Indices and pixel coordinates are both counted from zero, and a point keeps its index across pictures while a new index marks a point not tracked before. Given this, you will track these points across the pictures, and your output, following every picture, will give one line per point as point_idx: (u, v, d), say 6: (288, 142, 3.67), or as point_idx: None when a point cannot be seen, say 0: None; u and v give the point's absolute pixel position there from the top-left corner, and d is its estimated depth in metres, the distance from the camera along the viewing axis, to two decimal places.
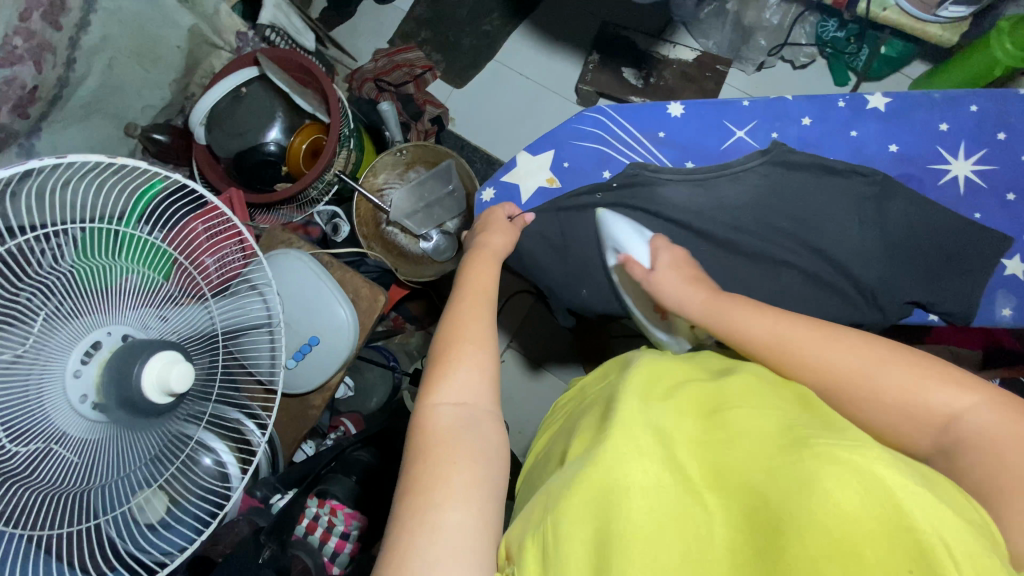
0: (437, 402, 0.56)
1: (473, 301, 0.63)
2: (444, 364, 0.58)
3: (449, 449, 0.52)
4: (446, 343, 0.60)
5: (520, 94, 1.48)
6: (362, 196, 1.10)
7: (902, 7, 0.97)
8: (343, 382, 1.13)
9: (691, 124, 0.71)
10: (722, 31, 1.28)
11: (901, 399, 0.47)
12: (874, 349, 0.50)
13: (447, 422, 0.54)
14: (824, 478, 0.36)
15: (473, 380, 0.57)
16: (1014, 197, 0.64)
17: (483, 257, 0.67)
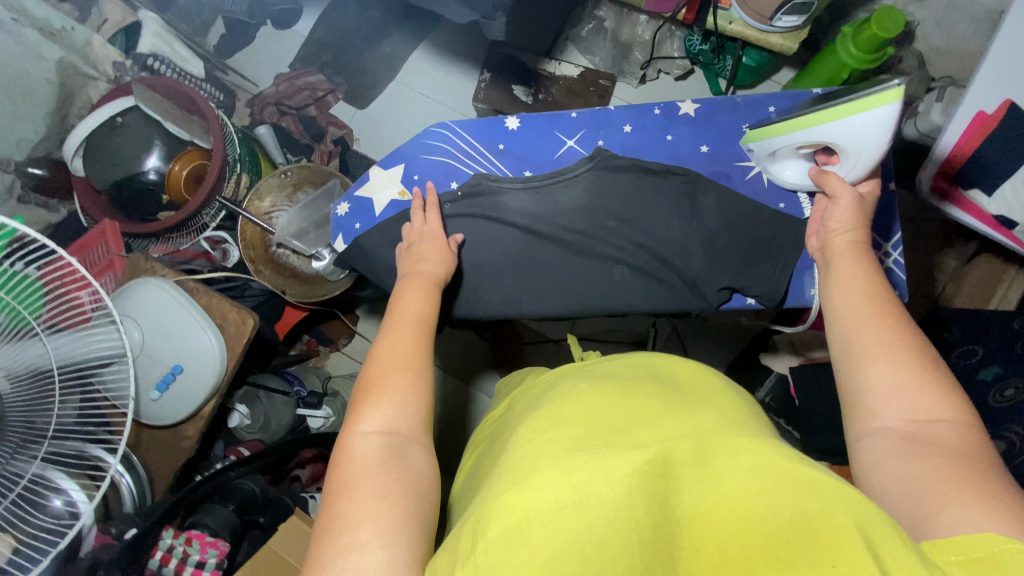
0: (362, 430, 0.47)
1: (403, 326, 0.56)
2: (372, 390, 0.50)
3: (380, 482, 0.43)
4: (372, 372, 0.51)
5: (421, 112, 1.50)
6: (247, 220, 1.10)
7: (744, 20, 1.04)
8: (237, 409, 1.11)
9: (527, 135, 0.75)
10: (604, 48, 1.35)
11: (896, 381, 0.47)
12: (923, 364, 0.47)
13: (371, 453, 0.45)
14: (764, 481, 0.35)
15: (408, 407, 0.49)
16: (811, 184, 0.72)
17: (419, 285, 0.61)
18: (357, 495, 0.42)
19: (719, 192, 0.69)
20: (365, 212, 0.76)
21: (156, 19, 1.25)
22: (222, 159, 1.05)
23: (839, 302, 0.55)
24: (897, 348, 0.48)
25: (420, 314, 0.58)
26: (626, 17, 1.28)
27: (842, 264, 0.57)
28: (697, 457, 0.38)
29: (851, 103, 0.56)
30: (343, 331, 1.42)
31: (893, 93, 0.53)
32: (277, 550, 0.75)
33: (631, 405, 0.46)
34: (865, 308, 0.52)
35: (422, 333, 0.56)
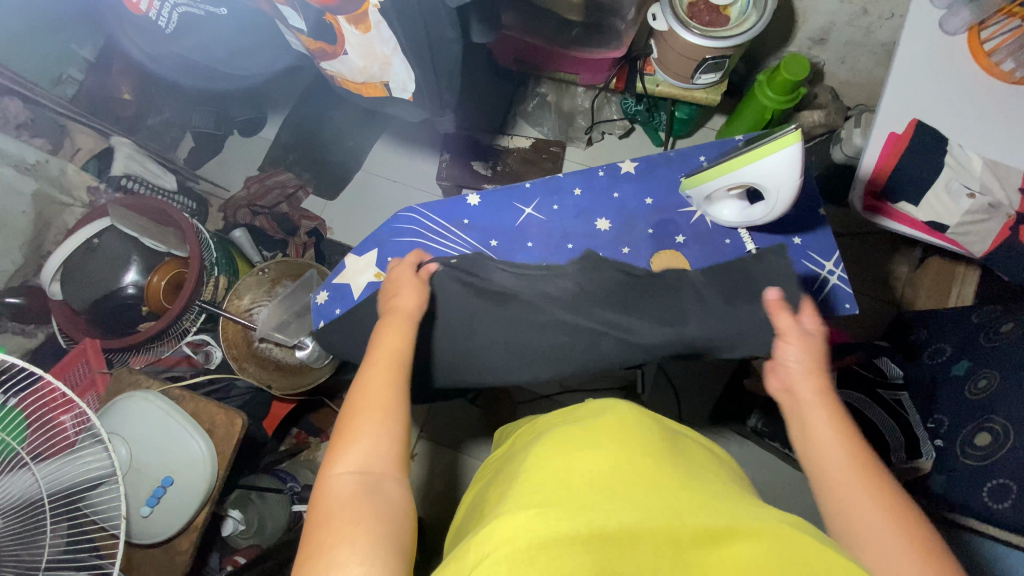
0: (337, 468, 0.49)
1: (381, 364, 0.57)
2: (350, 426, 0.52)
3: (353, 514, 0.45)
4: (350, 410, 0.53)
5: (390, 196, 1.58)
6: (228, 319, 1.12)
7: (669, 81, 1.16)
8: (230, 515, 1.07)
9: (488, 208, 0.81)
10: (551, 119, 1.46)
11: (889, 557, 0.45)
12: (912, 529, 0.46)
13: (347, 491, 0.47)
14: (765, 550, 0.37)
15: (383, 442, 0.51)
16: None
17: (395, 323, 0.63)
18: (335, 525, 0.44)
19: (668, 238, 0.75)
20: (343, 298, 0.80)
21: (127, 142, 1.32)
22: (199, 264, 1.09)
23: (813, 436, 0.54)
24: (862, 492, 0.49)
25: (399, 351, 0.60)
26: (565, 90, 1.41)
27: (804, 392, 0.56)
28: (696, 517, 0.41)
29: (762, 145, 0.62)
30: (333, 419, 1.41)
31: (791, 136, 0.60)
32: None
33: (638, 458, 0.48)
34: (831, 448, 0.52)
35: (403, 371, 0.57)
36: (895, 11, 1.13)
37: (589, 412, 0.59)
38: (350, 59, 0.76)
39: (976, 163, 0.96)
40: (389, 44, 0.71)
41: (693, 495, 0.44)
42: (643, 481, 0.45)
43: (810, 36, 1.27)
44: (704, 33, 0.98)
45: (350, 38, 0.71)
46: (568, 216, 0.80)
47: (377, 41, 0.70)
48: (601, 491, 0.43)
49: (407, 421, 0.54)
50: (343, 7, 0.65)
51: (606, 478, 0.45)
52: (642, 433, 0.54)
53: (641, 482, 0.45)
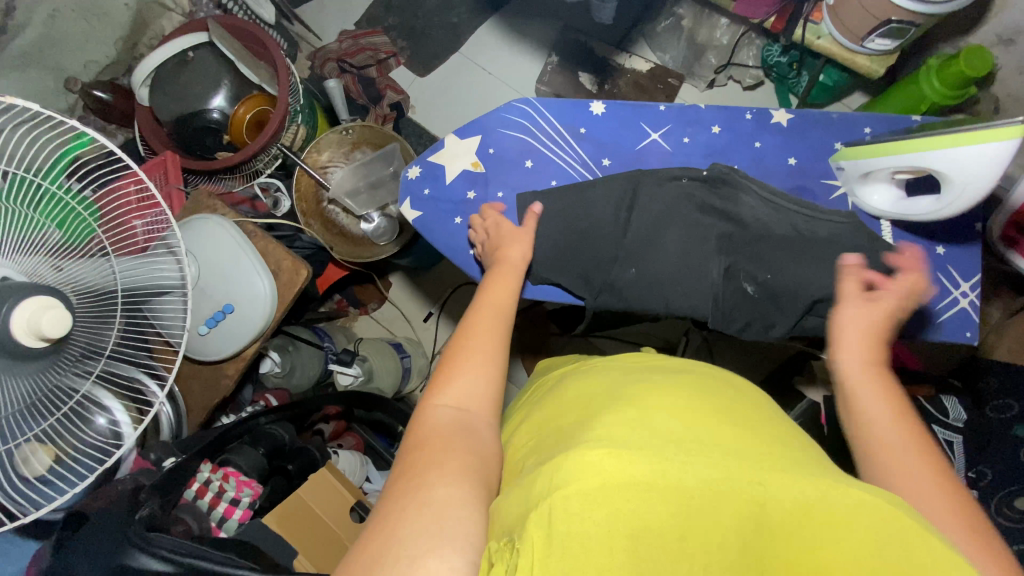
0: (438, 402, 0.51)
1: (484, 312, 0.59)
2: (451, 366, 0.54)
3: (447, 445, 0.46)
4: (454, 349, 0.55)
5: (477, 89, 1.45)
6: (304, 171, 1.11)
7: (834, 36, 1.01)
8: (270, 356, 1.12)
9: (611, 123, 0.75)
10: (677, 47, 1.31)
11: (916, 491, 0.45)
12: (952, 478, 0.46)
13: (445, 422, 0.49)
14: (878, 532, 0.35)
15: (479, 386, 0.52)
16: None
17: (506, 268, 0.64)
18: (429, 454, 0.46)
19: (797, 212, 0.69)
20: (435, 178, 0.77)
21: None
22: (285, 109, 1.04)
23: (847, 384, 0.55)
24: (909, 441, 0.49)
25: (503, 302, 0.61)
26: (705, 18, 1.26)
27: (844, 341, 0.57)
28: (790, 481, 0.38)
29: (967, 133, 0.55)
30: (374, 296, 1.45)
31: (1018, 129, 0.52)
32: (307, 500, 0.74)
33: (699, 407, 0.46)
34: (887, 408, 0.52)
35: (506, 324, 0.59)
36: None
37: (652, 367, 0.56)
38: None
39: None
40: None
41: (780, 461, 0.40)
42: (714, 433, 0.43)
43: (998, 32, 1.06)
44: None
45: None
46: (695, 153, 0.73)
47: None
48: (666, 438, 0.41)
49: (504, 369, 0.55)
50: None
51: (678, 427, 0.42)
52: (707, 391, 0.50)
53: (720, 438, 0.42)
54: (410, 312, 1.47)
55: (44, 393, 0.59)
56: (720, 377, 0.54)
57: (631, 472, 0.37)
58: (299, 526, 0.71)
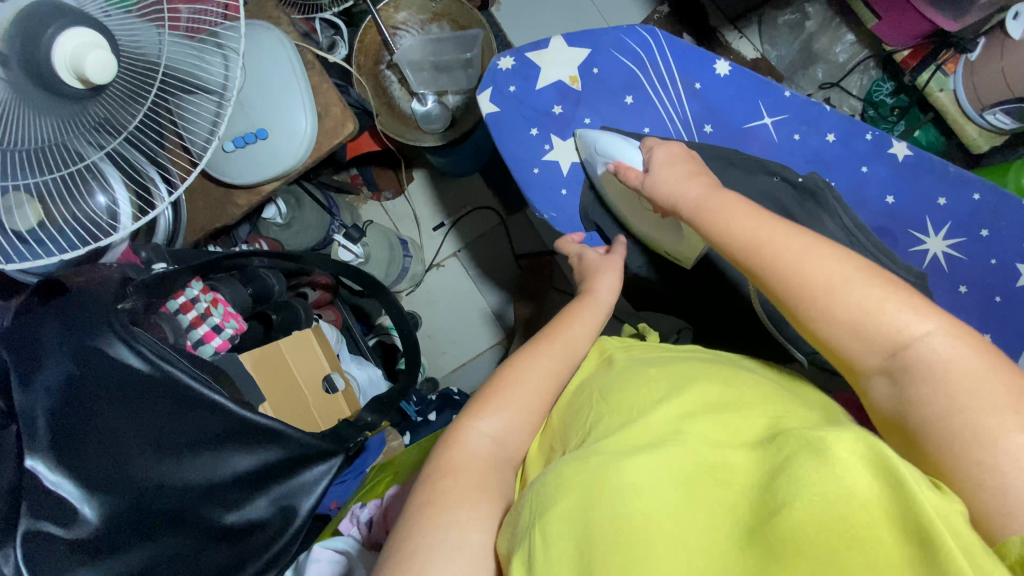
0: (478, 427, 0.48)
1: (551, 344, 0.54)
2: (496, 387, 0.51)
3: (482, 481, 0.45)
4: (505, 377, 0.52)
5: (577, 12, 1.34)
6: (373, 24, 1.02)
7: (957, 93, 0.95)
8: (275, 203, 1.05)
9: (728, 90, 0.70)
10: (789, 47, 1.24)
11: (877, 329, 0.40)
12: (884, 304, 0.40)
13: (486, 453, 0.47)
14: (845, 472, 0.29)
15: (522, 424, 0.50)
16: (1000, 299, 0.63)
17: (587, 305, 0.59)
18: (457, 485, 0.45)
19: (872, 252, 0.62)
20: (526, 78, 0.70)
21: None
22: None
23: (865, 320, 0.40)
24: (979, 372, 0.37)
25: (574, 338, 0.55)
26: (834, 27, 1.18)
27: (801, 265, 0.44)
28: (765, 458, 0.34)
29: None
30: (391, 184, 1.38)
31: None
32: (284, 352, 0.71)
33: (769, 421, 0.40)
34: (951, 355, 0.38)
35: (569, 370, 0.54)
36: None
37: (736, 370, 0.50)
38: None
39: None
40: None
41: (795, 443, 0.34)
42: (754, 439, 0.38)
43: None
44: None
45: None
46: (798, 155, 0.69)
47: None
48: (640, 443, 0.40)
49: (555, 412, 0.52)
50: None
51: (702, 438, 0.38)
52: (755, 399, 0.44)
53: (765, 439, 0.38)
54: (423, 215, 1.41)
55: (52, 146, 0.53)
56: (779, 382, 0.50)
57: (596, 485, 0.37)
58: (270, 374, 0.69)
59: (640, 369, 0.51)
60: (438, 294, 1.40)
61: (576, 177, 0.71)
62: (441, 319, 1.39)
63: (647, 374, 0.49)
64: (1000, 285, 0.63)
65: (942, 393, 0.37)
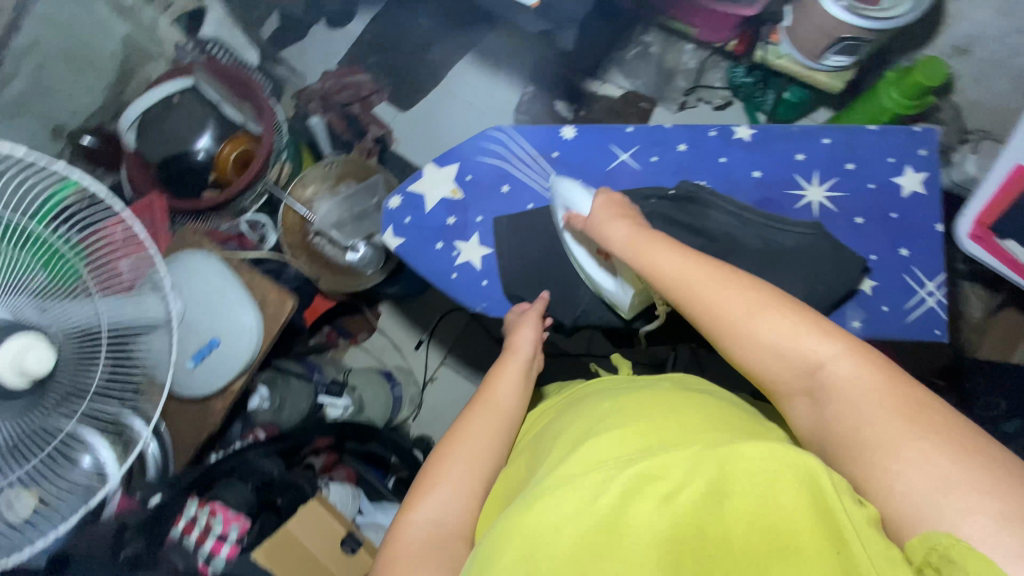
0: (416, 515, 0.48)
1: (483, 412, 0.58)
2: (444, 454, 0.54)
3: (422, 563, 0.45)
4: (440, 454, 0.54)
5: (462, 120, 1.50)
6: (289, 206, 1.14)
7: (793, 56, 1.06)
8: (258, 391, 1.14)
9: (582, 147, 0.77)
10: (648, 73, 1.37)
11: (782, 342, 0.47)
12: (806, 327, 0.47)
13: (429, 532, 0.48)
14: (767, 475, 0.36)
15: (465, 484, 0.51)
16: (897, 215, 0.70)
17: (512, 361, 0.64)
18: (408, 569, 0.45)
19: (766, 225, 0.67)
20: (416, 206, 0.79)
21: (221, 7, 1.30)
22: (270, 147, 1.09)
23: (781, 341, 0.47)
24: (865, 393, 0.43)
25: (501, 403, 0.59)
26: (673, 43, 1.32)
27: (720, 296, 0.51)
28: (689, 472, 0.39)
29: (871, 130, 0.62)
30: (364, 327, 1.45)
31: None
32: (295, 533, 0.72)
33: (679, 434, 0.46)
34: (836, 370, 0.45)
35: (504, 428, 0.58)
36: None
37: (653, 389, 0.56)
38: None
39: None
40: None
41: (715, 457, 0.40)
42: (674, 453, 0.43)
43: (951, 44, 1.17)
44: (851, 7, 0.91)
45: None
46: (665, 172, 0.75)
47: None
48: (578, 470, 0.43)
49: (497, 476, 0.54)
50: None
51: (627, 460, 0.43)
52: (679, 411, 0.49)
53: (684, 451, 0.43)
54: (400, 341, 1.46)
55: (26, 436, 0.60)
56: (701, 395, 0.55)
57: (541, 518, 0.40)
58: (289, 560, 0.70)
59: (586, 407, 0.55)
60: (442, 408, 1.41)
61: (492, 267, 0.77)
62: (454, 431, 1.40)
63: (595, 413, 0.53)
64: (891, 202, 0.70)
65: (849, 407, 0.43)
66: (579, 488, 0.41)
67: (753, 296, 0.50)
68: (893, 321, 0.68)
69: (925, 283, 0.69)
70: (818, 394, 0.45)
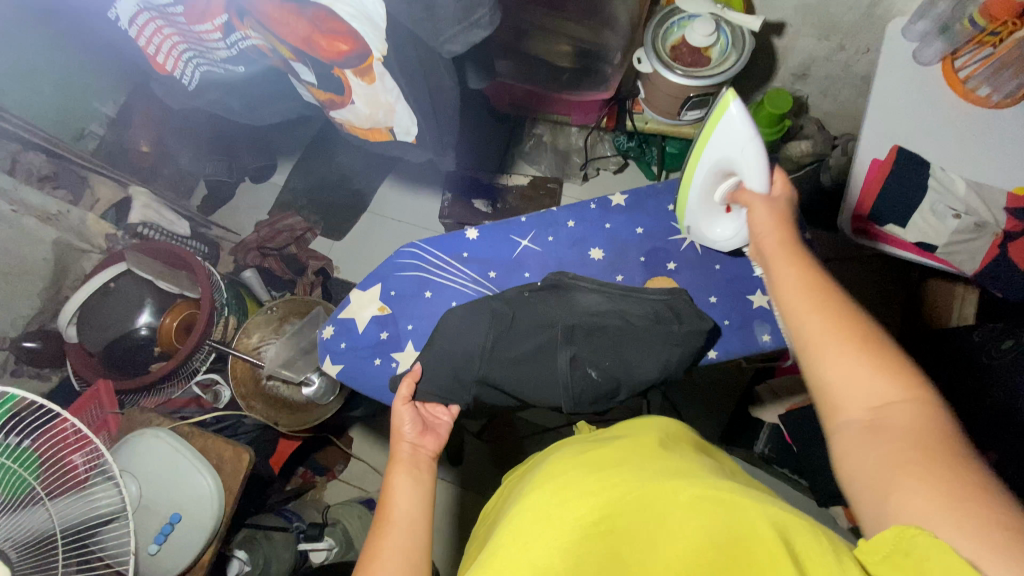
0: None
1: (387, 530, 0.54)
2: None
3: None
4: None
5: (395, 236, 1.61)
6: (236, 357, 1.15)
7: (657, 119, 1.22)
8: (235, 557, 1.05)
9: (486, 242, 0.86)
10: (548, 157, 1.52)
11: (791, 287, 0.56)
12: (817, 281, 0.56)
13: None
14: (709, 514, 0.42)
15: None
16: None
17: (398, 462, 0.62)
18: None
19: (620, 295, 0.78)
20: (349, 332, 0.83)
21: (146, 192, 1.39)
22: (210, 305, 1.13)
23: (789, 286, 0.56)
24: (879, 386, 0.48)
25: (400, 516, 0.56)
26: (560, 130, 1.48)
27: (780, 273, 0.58)
28: (656, 500, 0.44)
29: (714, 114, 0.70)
30: (339, 457, 1.42)
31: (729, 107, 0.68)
32: None
33: (630, 466, 0.51)
34: (878, 390, 0.48)
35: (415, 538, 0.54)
36: (870, 46, 1.22)
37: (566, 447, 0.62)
38: (357, 107, 0.80)
39: (960, 185, 0.99)
40: (393, 94, 0.74)
41: (668, 488, 0.46)
42: (632, 481, 0.48)
43: (791, 72, 1.36)
44: (688, 73, 1.04)
45: (356, 88, 0.75)
46: (563, 247, 0.85)
47: (382, 90, 0.74)
48: (553, 511, 0.46)
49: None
50: (350, 61, 0.70)
51: (592, 493, 0.47)
52: (624, 451, 0.55)
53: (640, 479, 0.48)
54: (379, 463, 1.42)
55: None
56: (639, 431, 0.61)
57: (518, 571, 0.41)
58: None
59: (542, 470, 0.59)
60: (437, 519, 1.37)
61: None
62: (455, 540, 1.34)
63: (559, 464, 0.56)
64: None
65: (815, 344, 0.52)
66: (550, 538, 0.43)
67: (773, 250, 0.61)
68: None
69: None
70: (790, 323, 0.55)
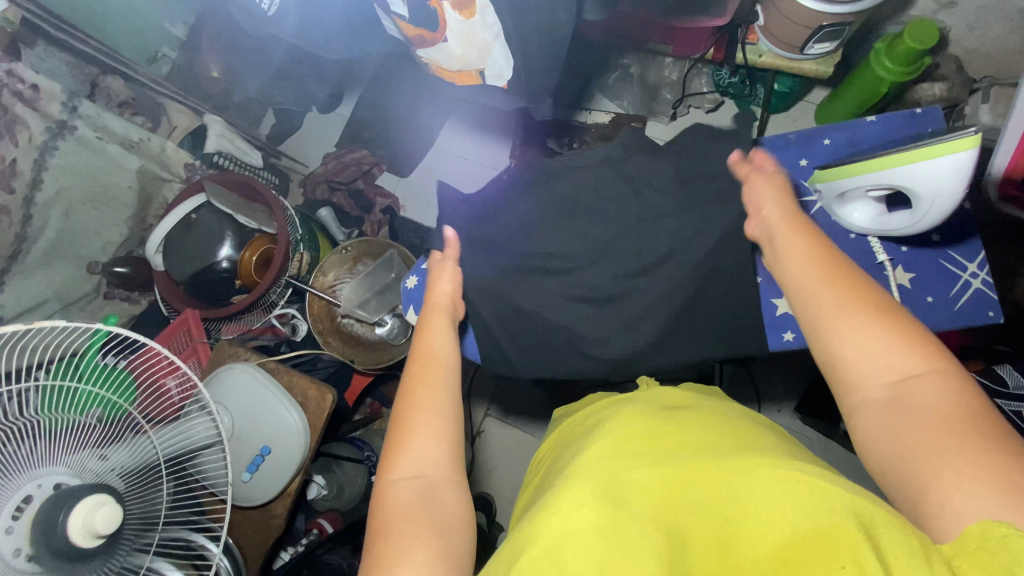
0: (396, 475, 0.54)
1: (423, 366, 0.64)
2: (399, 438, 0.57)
3: (414, 522, 0.50)
4: (400, 423, 0.59)
5: (462, 174, 1.54)
6: (313, 295, 1.17)
7: (774, 51, 1.06)
8: (314, 481, 1.14)
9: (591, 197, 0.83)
10: (632, 92, 1.38)
11: (855, 351, 0.50)
12: (884, 329, 0.50)
13: (404, 497, 0.53)
14: (776, 497, 0.38)
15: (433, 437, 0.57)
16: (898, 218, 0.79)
17: (435, 316, 0.74)
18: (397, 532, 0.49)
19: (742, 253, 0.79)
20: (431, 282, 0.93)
21: (219, 120, 1.38)
22: (287, 241, 1.10)
23: (853, 350, 0.50)
24: (928, 413, 0.45)
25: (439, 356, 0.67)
26: (651, 61, 1.33)
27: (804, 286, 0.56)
28: (729, 482, 0.42)
29: (933, 147, 0.61)
30: None
31: (971, 141, 0.59)
32: None
33: (711, 447, 0.48)
34: (948, 454, 0.42)
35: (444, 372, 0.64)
36: None
37: (650, 399, 0.63)
38: (448, 46, 0.74)
39: None
40: (492, 30, 0.69)
41: (746, 468, 0.43)
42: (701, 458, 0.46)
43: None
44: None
45: (452, 23, 0.69)
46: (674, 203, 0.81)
47: (480, 26, 0.69)
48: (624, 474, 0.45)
49: (460, 429, 0.59)
50: None
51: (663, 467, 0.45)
52: (697, 422, 0.54)
53: (711, 461, 0.45)
54: None
55: None
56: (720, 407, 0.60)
57: (575, 516, 0.40)
58: None
59: (596, 423, 0.59)
60: (498, 458, 1.39)
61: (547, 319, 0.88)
62: (512, 481, 1.37)
63: (624, 420, 0.55)
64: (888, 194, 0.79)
65: (891, 412, 0.47)
66: (613, 489, 0.42)
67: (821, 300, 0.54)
68: (942, 308, 0.77)
69: (971, 267, 0.77)
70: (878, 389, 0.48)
